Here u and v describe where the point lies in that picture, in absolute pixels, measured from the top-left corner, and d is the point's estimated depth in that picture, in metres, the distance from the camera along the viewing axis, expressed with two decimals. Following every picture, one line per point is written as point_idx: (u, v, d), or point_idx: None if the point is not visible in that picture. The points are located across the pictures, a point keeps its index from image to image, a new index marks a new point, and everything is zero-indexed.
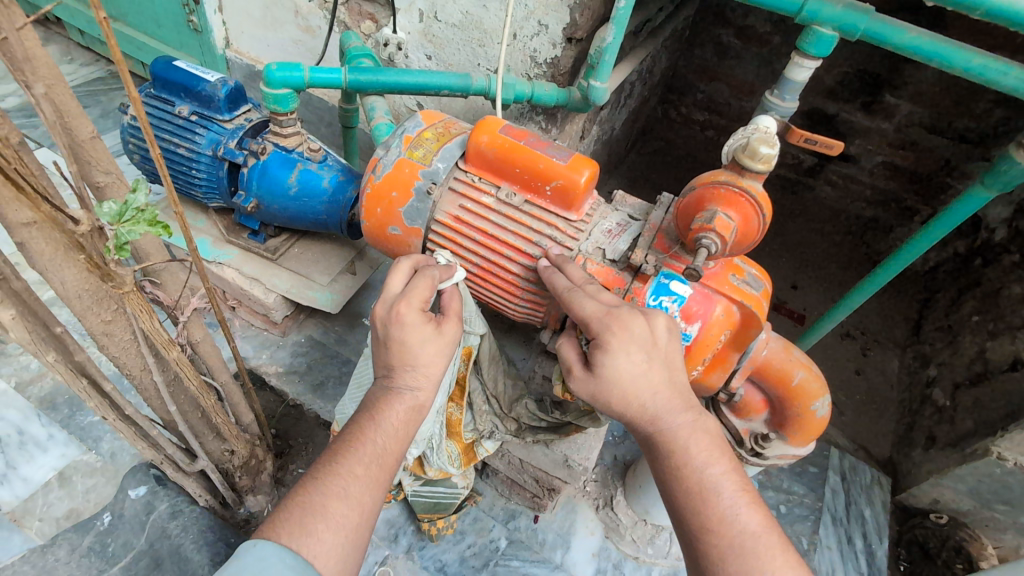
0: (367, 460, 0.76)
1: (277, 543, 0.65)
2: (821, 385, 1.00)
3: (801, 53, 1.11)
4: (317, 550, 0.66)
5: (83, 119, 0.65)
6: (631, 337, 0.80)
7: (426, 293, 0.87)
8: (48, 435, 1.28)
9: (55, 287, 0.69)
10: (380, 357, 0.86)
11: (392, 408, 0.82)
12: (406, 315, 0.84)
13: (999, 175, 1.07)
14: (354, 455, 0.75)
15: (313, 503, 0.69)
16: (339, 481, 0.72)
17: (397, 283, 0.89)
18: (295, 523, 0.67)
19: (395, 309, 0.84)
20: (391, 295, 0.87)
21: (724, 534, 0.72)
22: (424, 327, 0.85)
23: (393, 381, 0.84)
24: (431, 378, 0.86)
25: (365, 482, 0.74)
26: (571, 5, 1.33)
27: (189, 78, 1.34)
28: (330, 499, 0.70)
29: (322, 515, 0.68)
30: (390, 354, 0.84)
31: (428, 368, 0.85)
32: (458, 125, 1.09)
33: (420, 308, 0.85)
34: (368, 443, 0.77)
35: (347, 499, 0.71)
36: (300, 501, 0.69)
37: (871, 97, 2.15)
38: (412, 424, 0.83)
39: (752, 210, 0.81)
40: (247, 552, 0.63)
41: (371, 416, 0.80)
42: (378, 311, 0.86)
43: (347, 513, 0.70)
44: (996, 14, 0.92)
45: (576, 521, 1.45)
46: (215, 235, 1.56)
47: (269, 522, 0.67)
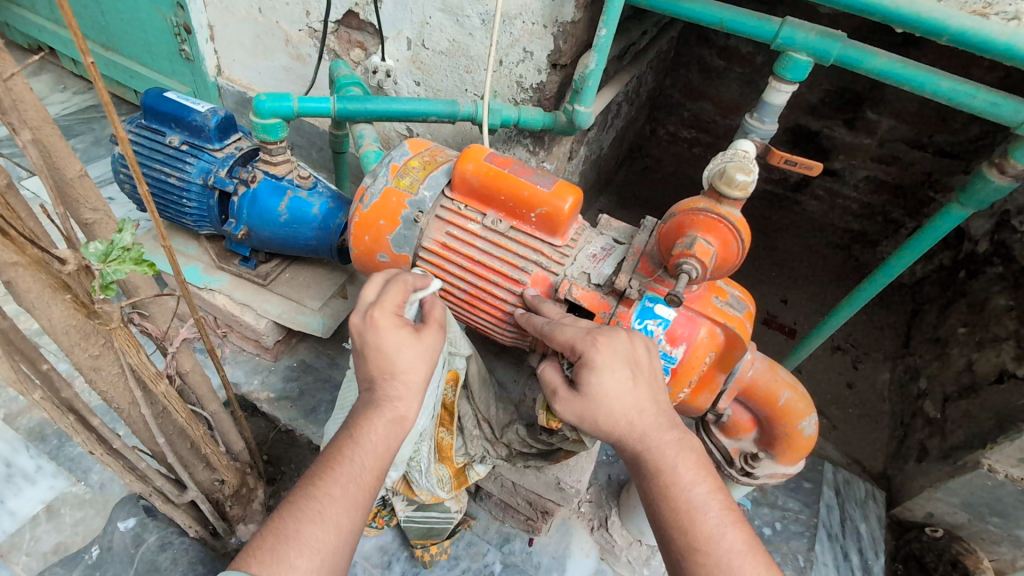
0: (343, 481, 0.74)
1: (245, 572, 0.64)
2: (807, 404, 1.01)
3: (778, 78, 1.13)
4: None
5: (71, 159, 0.67)
6: (613, 353, 0.81)
7: (394, 301, 0.88)
8: (36, 467, 1.31)
9: (42, 324, 0.69)
10: (359, 369, 0.86)
11: (370, 423, 0.80)
12: (382, 323, 0.85)
13: (975, 193, 1.10)
14: (330, 476, 0.74)
15: (288, 531, 0.68)
16: (314, 503, 0.71)
17: (372, 291, 0.90)
18: (268, 551, 0.67)
19: (371, 316, 0.85)
20: (366, 301, 0.88)
21: (711, 553, 0.72)
22: (399, 331, 0.85)
23: (374, 391, 0.83)
24: (410, 384, 0.84)
25: (342, 505, 0.73)
26: (556, 33, 1.37)
27: (179, 109, 1.36)
28: (304, 524, 0.69)
29: (295, 542, 0.68)
30: (368, 366, 0.84)
31: (405, 375, 0.84)
32: (444, 153, 1.11)
33: (390, 311, 0.86)
34: (343, 459, 0.76)
35: (321, 522, 0.70)
36: (276, 527, 0.69)
37: (852, 113, 2.20)
38: (395, 437, 0.81)
39: (730, 235, 0.82)
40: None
41: (348, 431, 0.79)
42: (354, 320, 0.86)
43: (321, 538, 0.69)
44: (962, 40, 0.95)
45: (571, 543, 1.44)
46: (206, 262, 1.56)
47: (244, 549, 0.67)
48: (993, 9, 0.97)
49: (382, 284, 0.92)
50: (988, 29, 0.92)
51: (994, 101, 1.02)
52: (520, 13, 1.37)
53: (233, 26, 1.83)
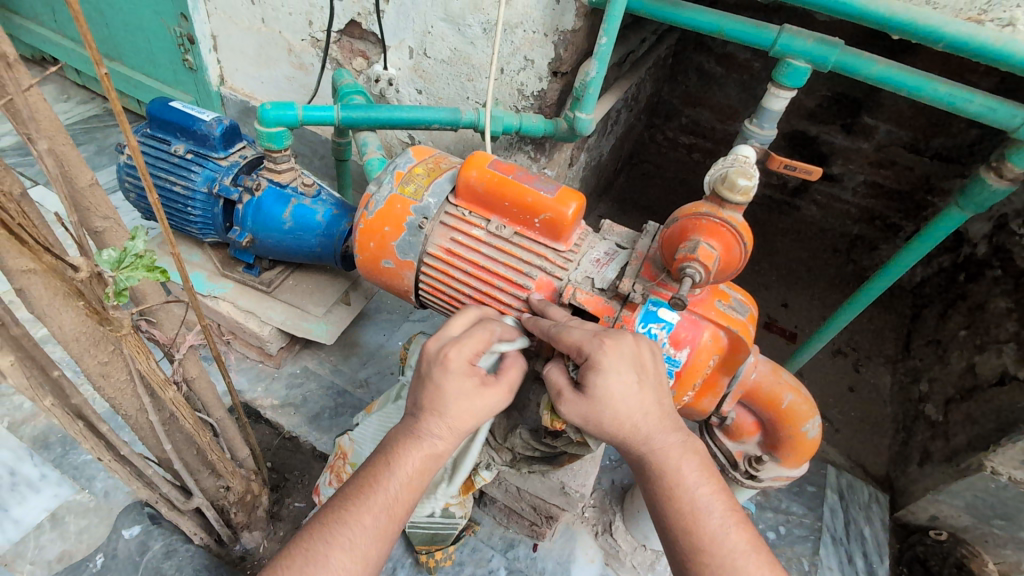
0: (376, 510, 0.75)
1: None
2: (810, 406, 1.02)
3: (776, 84, 1.15)
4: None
5: (83, 169, 0.67)
6: (620, 356, 0.82)
7: (477, 350, 0.85)
8: (41, 475, 1.31)
9: (54, 330, 0.70)
10: (415, 394, 0.84)
11: (410, 452, 0.80)
12: (462, 368, 0.82)
13: (973, 196, 1.11)
14: (365, 505, 0.75)
15: (314, 556, 0.71)
16: (345, 532, 0.73)
17: (457, 328, 0.89)
18: (295, 575, 0.69)
19: (449, 356, 0.82)
20: (446, 336, 0.86)
21: (715, 554, 0.73)
22: (466, 375, 0.83)
23: (420, 420, 0.82)
24: (461, 424, 0.82)
25: (371, 535, 0.74)
26: (556, 41, 1.38)
27: (184, 118, 1.38)
28: (333, 551, 0.71)
29: (324, 569, 0.70)
30: (425, 395, 0.82)
31: (462, 415, 0.82)
32: (448, 160, 1.12)
33: (463, 355, 0.83)
34: (378, 486, 0.77)
35: (349, 551, 0.72)
36: (303, 551, 0.71)
37: (850, 119, 2.22)
38: (431, 466, 0.81)
39: (733, 239, 0.83)
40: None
41: (383, 457, 0.79)
42: (427, 350, 0.85)
43: (350, 567, 0.72)
44: (958, 46, 0.96)
45: (575, 548, 1.44)
46: (210, 269, 1.57)
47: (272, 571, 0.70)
48: (989, 16, 0.98)
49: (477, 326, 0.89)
50: (983, 35, 0.94)
51: (990, 106, 1.03)
52: (521, 22, 1.38)
53: (236, 36, 1.85)
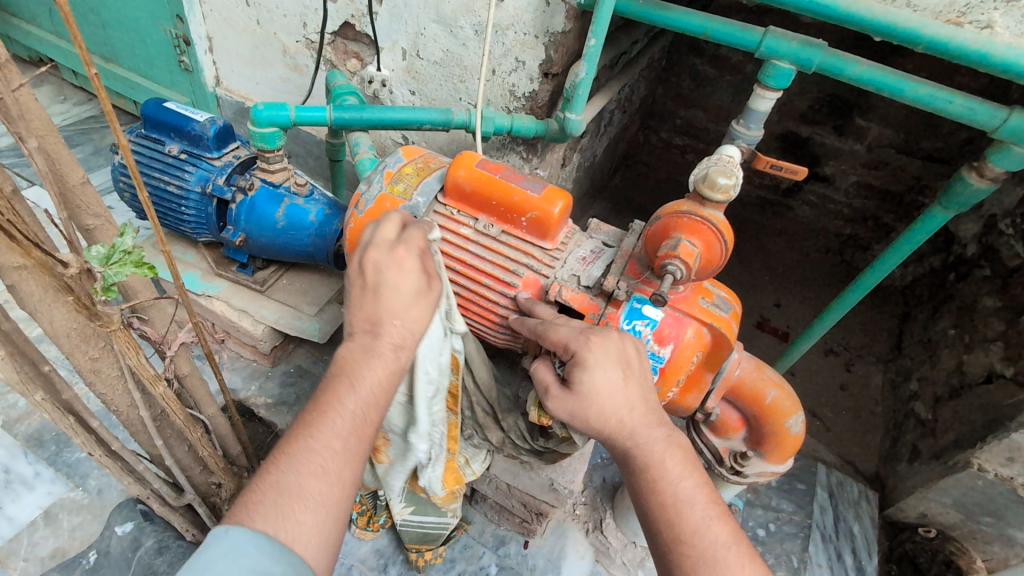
0: (344, 434, 0.72)
1: (250, 528, 0.62)
2: (794, 402, 1.03)
3: (763, 86, 1.16)
4: (296, 533, 0.64)
5: (74, 166, 0.69)
6: (606, 354, 0.83)
7: (415, 246, 0.89)
8: (35, 473, 1.33)
9: (44, 326, 0.71)
10: (360, 307, 0.83)
11: (370, 369, 0.78)
12: (403, 261, 0.87)
13: (955, 196, 1.12)
14: (331, 428, 0.72)
15: (289, 485, 0.66)
16: (315, 456, 0.69)
17: (389, 231, 0.91)
18: (270, 507, 0.64)
19: (395, 253, 0.87)
20: (386, 240, 0.88)
21: (697, 545, 0.74)
22: (400, 258, 0.87)
23: (375, 335, 0.81)
24: (410, 320, 0.84)
25: (343, 457, 0.71)
26: (547, 43, 1.40)
27: (178, 119, 1.39)
28: (307, 479, 0.67)
29: (299, 497, 0.66)
30: (376, 302, 0.83)
31: (406, 309, 0.84)
32: (437, 159, 1.13)
33: (392, 247, 0.88)
34: (337, 405, 0.74)
35: (323, 475, 0.68)
36: (275, 482, 0.66)
37: (842, 119, 2.23)
38: (390, 380, 0.79)
39: (714, 238, 0.85)
40: (217, 541, 0.61)
41: (343, 376, 0.76)
42: (369, 253, 0.86)
43: (324, 491, 0.68)
44: (938, 48, 0.97)
45: (566, 545, 1.46)
46: (204, 269, 1.59)
47: (242, 505, 0.65)
48: (967, 19, 1.01)
49: (399, 226, 0.93)
50: (962, 37, 0.95)
51: (970, 107, 1.04)
52: (512, 24, 1.40)
53: (231, 38, 1.86)
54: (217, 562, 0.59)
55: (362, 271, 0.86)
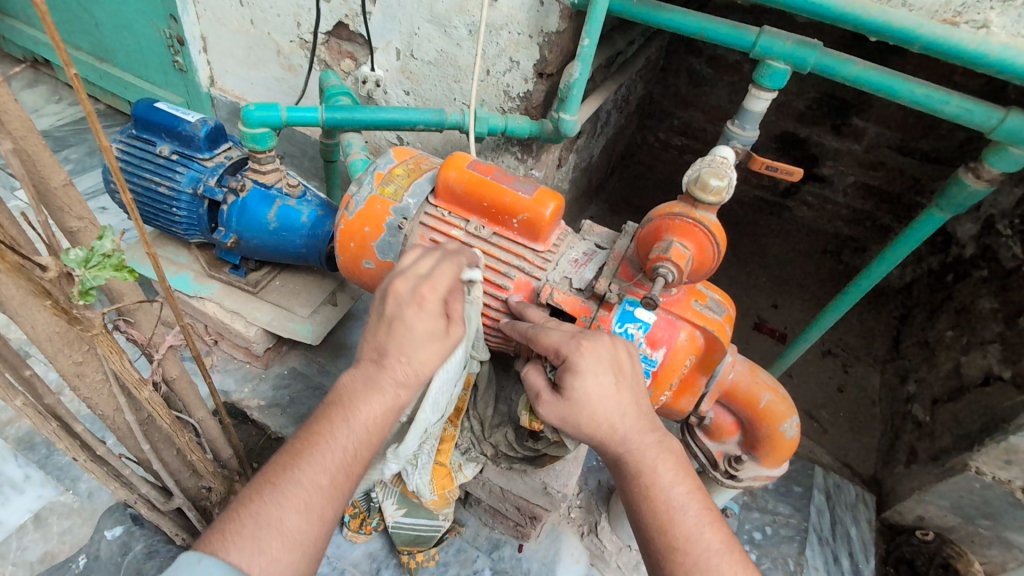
0: (333, 470, 0.71)
1: (225, 563, 0.61)
2: (788, 406, 1.02)
3: (757, 86, 1.15)
4: (271, 570, 0.63)
5: (56, 168, 0.68)
6: (597, 359, 0.82)
7: (443, 287, 0.83)
8: (25, 477, 1.32)
9: (26, 330, 0.70)
10: (374, 335, 0.81)
11: (367, 404, 0.76)
12: (425, 300, 0.81)
13: (951, 197, 1.11)
14: (320, 463, 0.71)
15: (269, 518, 0.66)
16: (301, 491, 0.68)
17: (425, 263, 0.84)
18: (249, 539, 0.64)
19: (418, 292, 0.81)
20: (414, 273, 0.83)
21: (689, 552, 0.73)
22: (424, 294, 0.81)
23: (380, 367, 0.79)
24: (423, 362, 0.80)
25: (328, 494, 0.70)
26: (541, 43, 1.39)
27: (169, 119, 1.38)
28: (289, 513, 0.66)
29: (278, 531, 0.65)
30: (389, 337, 0.79)
31: (419, 348, 0.79)
32: (428, 161, 1.12)
33: (417, 284, 0.82)
34: (328, 438, 0.73)
35: (305, 511, 0.68)
36: (255, 514, 0.66)
37: (840, 120, 2.22)
38: (388, 415, 0.78)
39: (705, 239, 0.84)
40: (190, 569, 0.58)
41: (339, 408, 0.75)
42: (394, 285, 0.81)
43: (305, 529, 0.67)
44: (933, 48, 0.96)
45: (561, 549, 1.44)
46: (196, 270, 1.58)
47: (219, 534, 0.64)
48: (964, 18, 1.00)
49: (433, 261, 0.86)
50: (957, 37, 0.94)
51: (966, 108, 1.03)
52: (506, 24, 1.39)
53: (225, 38, 1.85)
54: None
55: (381, 299, 0.82)
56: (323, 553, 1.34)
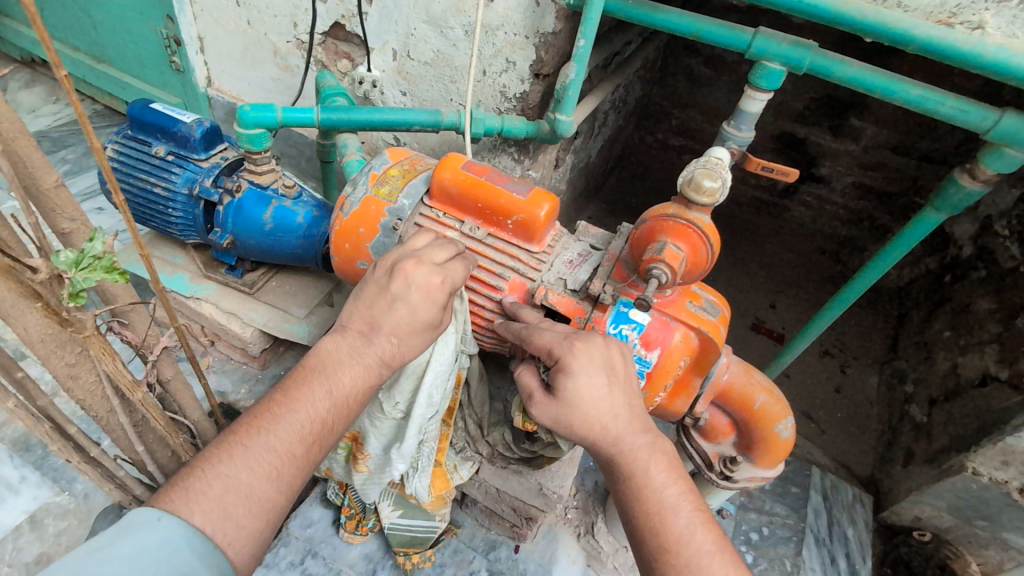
0: (308, 441, 0.72)
1: (188, 523, 0.61)
2: (783, 407, 1.02)
3: (753, 87, 1.15)
4: (233, 536, 0.64)
5: (47, 169, 0.68)
6: (590, 359, 0.82)
7: (450, 283, 0.87)
8: (21, 478, 1.32)
9: (18, 332, 0.70)
10: (369, 308, 0.84)
11: (348, 374, 0.79)
12: (434, 289, 0.85)
13: (948, 198, 1.11)
14: (296, 435, 0.71)
15: (238, 483, 0.66)
16: (272, 459, 0.69)
17: (440, 255, 0.88)
18: (215, 502, 0.64)
19: (429, 280, 0.84)
20: (428, 262, 0.86)
21: (681, 554, 0.73)
22: (431, 284, 0.85)
23: (367, 342, 0.82)
24: (410, 344, 0.84)
25: (298, 465, 0.71)
26: (537, 43, 1.39)
27: (165, 120, 1.38)
28: (258, 481, 0.67)
29: (245, 498, 0.66)
30: (386, 313, 0.83)
31: (411, 333, 0.84)
32: (423, 162, 1.12)
33: (430, 272, 0.85)
34: (306, 405, 0.74)
35: (274, 480, 0.68)
36: (223, 477, 0.66)
37: (838, 120, 2.23)
38: (364, 390, 0.80)
39: (699, 241, 0.84)
40: (149, 527, 0.59)
41: (320, 376, 0.77)
42: (405, 267, 0.84)
43: (271, 497, 0.68)
44: (928, 49, 0.96)
45: (557, 549, 1.44)
46: (192, 270, 1.57)
47: (183, 492, 0.63)
48: (958, 19, 1.00)
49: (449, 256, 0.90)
50: (952, 38, 0.94)
51: (961, 108, 1.03)
52: (502, 24, 1.39)
53: (222, 38, 1.85)
54: (144, 549, 0.58)
55: (388, 276, 0.85)
56: (320, 555, 1.34)
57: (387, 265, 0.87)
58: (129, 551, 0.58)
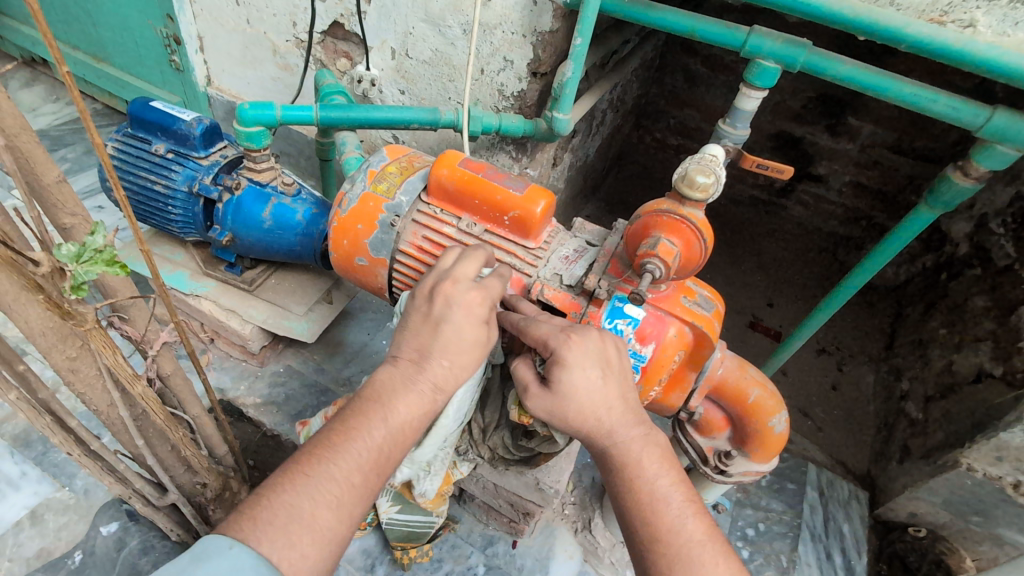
0: (366, 469, 0.72)
1: (256, 552, 0.62)
2: (776, 401, 1.03)
3: (748, 85, 1.15)
4: (299, 565, 0.64)
5: (49, 165, 0.69)
6: (585, 352, 0.83)
7: (491, 298, 0.87)
8: (22, 473, 1.33)
9: (20, 326, 0.71)
10: (418, 335, 0.84)
11: (404, 404, 0.78)
12: (474, 305, 0.85)
13: (941, 194, 1.12)
14: (354, 462, 0.71)
15: (301, 511, 0.66)
16: (332, 487, 0.69)
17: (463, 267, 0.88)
18: (280, 530, 0.64)
19: (468, 295, 0.84)
20: (464, 277, 0.86)
21: (672, 543, 0.74)
22: (472, 302, 0.84)
23: (420, 368, 0.81)
24: (461, 366, 0.83)
25: (358, 493, 0.71)
26: (535, 42, 1.40)
27: (165, 117, 1.38)
28: (320, 508, 0.67)
29: (309, 528, 0.65)
30: (434, 337, 0.82)
31: (460, 353, 0.83)
32: (421, 159, 1.13)
33: (468, 288, 0.85)
34: (363, 436, 0.73)
35: (336, 508, 0.68)
36: (287, 504, 0.66)
37: (835, 119, 2.24)
38: (420, 419, 0.80)
39: (692, 236, 0.85)
40: (220, 554, 0.59)
41: (375, 405, 0.77)
42: (443, 285, 0.84)
43: (333, 526, 0.67)
44: (920, 47, 0.97)
45: (554, 545, 1.45)
46: (192, 268, 1.59)
47: (251, 520, 0.64)
48: (950, 18, 1.01)
49: (479, 267, 0.90)
50: (944, 36, 0.95)
51: (953, 106, 1.04)
52: (500, 23, 1.40)
53: (222, 38, 1.86)
54: None
55: (430, 300, 0.85)
56: None
57: (427, 289, 0.86)
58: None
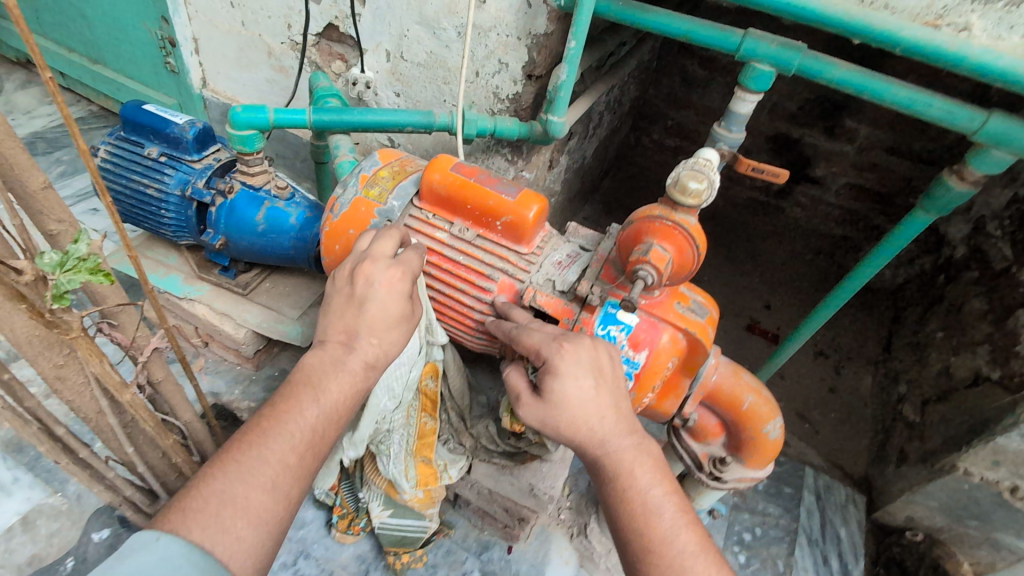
0: (300, 449, 0.73)
1: (185, 539, 0.61)
2: (771, 408, 1.02)
3: (743, 88, 1.15)
4: (235, 548, 0.64)
5: (33, 170, 0.68)
6: (578, 361, 0.82)
7: (411, 272, 0.90)
8: (13, 479, 1.32)
9: (4, 333, 0.70)
10: (342, 317, 0.85)
11: (335, 384, 0.80)
12: (396, 281, 0.87)
13: (937, 198, 1.11)
14: (287, 442, 0.72)
15: (234, 495, 0.66)
16: (264, 469, 0.69)
17: (385, 246, 0.90)
18: (212, 518, 0.64)
19: (389, 273, 0.86)
20: (382, 256, 0.88)
21: (665, 554, 0.73)
22: (393, 278, 0.87)
23: (350, 348, 0.83)
24: (390, 342, 0.86)
25: (292, 474, 0.71)
26: (529, 44, 1.39)
27: (157, 121, 1.38)
28: (253, 491, 0.67)
29: (242, 511, 0.66)
30: (359, 318, 0.85)
31: (386, 331, 0.86)
32: (414, 163, 1.13)
33: (388, 267, 0.87)
34: (297, 419, 0.75)
35: (271, 491, 0.69)
36: (218, 492, 0.66)
37: (832, 121, 2.23)
38: (351, 398, 0.82)
39: (685, 242, 0.84)
40: (147, 547, 0.60)
41: (307, 388, 0.78)
42: (363, 266, 0.87)
43: (268, 508, 0.68)
44: (916, 50, 0.96)
45: (550, 550, 1.45)
46: (186, 271, 1.58)
47: (180, 511, 0.64)
48: (945, 21, 1.00)
49: (398, 246, 0.92)
50: (939, 39, 0.94)
51: (949, 110, 1.03)
52: (494, 26, 1.39)
53: (217, 40, 1.85)
54: (146, 570, 0.58)
55: (352, 281, 0.87)
56: (312, 555, 1.34)
57: (348, 272, 0.88)
58: (131, 573, 0.58)
